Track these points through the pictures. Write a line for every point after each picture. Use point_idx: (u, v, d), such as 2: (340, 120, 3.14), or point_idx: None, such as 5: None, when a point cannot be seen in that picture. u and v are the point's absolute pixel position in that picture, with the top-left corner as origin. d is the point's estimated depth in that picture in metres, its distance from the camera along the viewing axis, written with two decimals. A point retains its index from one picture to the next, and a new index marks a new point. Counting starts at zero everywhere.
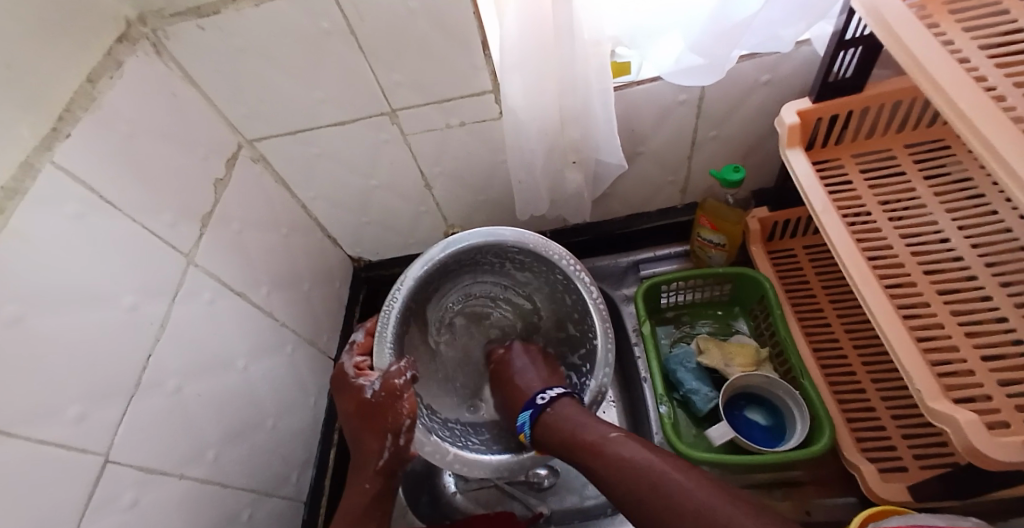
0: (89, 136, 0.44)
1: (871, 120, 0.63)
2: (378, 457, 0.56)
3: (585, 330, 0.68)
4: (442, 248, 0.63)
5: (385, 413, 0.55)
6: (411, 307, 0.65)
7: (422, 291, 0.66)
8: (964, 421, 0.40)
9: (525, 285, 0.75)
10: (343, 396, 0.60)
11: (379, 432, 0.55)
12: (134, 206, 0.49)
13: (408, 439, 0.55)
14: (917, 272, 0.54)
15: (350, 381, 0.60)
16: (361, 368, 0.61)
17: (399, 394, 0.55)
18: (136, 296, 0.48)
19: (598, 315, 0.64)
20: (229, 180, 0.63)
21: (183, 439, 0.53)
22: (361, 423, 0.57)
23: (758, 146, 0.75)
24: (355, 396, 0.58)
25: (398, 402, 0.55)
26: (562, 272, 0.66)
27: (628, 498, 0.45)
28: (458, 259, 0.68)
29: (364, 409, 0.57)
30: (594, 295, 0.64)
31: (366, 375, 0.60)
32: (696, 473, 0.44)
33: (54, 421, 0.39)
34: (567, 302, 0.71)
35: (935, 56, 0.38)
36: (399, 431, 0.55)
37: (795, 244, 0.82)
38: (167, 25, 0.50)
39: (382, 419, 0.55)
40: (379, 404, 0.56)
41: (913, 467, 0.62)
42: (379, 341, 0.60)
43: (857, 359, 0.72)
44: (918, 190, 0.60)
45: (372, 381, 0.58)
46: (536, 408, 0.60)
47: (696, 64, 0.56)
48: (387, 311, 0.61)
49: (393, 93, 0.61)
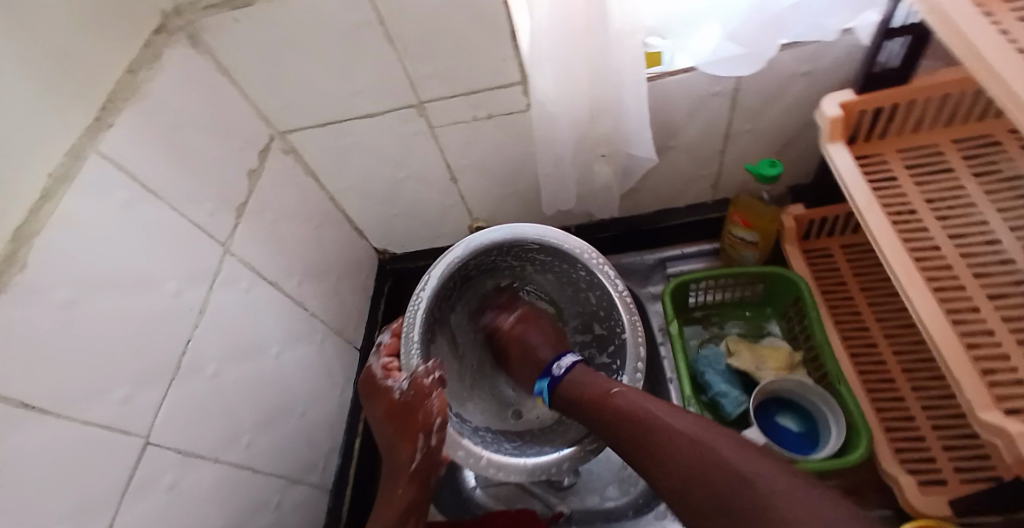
0: (134, 125, 0.45)
1: (918, 113, 0.60)
2: (410, 459, 0.54)
3: (614, 326, 0.68)
4: (462, 249, 0.65)
5: (414, 412, 0.56)
6: (435, 313, 0.68)
7: (444, 297, 0.70)
8: (1016, 433, 0.37)
9: (549, 289, 0.77)
10: (375, 397, 0.61)
11: (412, 433, 0.55)
12: (175, 196, 0.50)
13: (441, 439, 0.54)
14: (965, 274, 0.51)
15: (381, 383, 0.61)
16: (389, 369, 0.62)
17: (428, 392, 0.56)
18: (177, 282, 0.50)
19: (624, 307, 0.63)
20: (261, 172, 0.64)
21: (218, 424, 0.55)
22: (393, 424, 0.57)
23: (796, 140, 0.72)
24: (387, 397, 0.59)
25: (426, 401, 0.56)
26: (585, 267, 0.67)
27: (624, 439, 0.49)
28: (478, 262, 0.70)
29: (395, 410, 0.58)
30: (619, 288, 0.64)
31: (394, 377, 0.61)
32: (697, 420, 0.46)
33: (101, 401, 0.40)
34: (592, 300, 0.71)
35: (993, 43, 0.36)
36: (431, 431, 0.54)
37: (832, 244, 0.79)
38: (204, 18, 0.51)
39: (413, 421, 0.55)
40: (409, 404, 0.56)
41: (953, 481, 0.59)
42: (405, 345, 0.62)
43: (896, 365, 0.68)
44: (967, 188, 0.56)
45: (400, 382, 0.59)
46: (553, 376, 0.61)
47: (734, 54, 0.53)
48: (410, 313, 0.63)
49: (422, 85, 0.60)
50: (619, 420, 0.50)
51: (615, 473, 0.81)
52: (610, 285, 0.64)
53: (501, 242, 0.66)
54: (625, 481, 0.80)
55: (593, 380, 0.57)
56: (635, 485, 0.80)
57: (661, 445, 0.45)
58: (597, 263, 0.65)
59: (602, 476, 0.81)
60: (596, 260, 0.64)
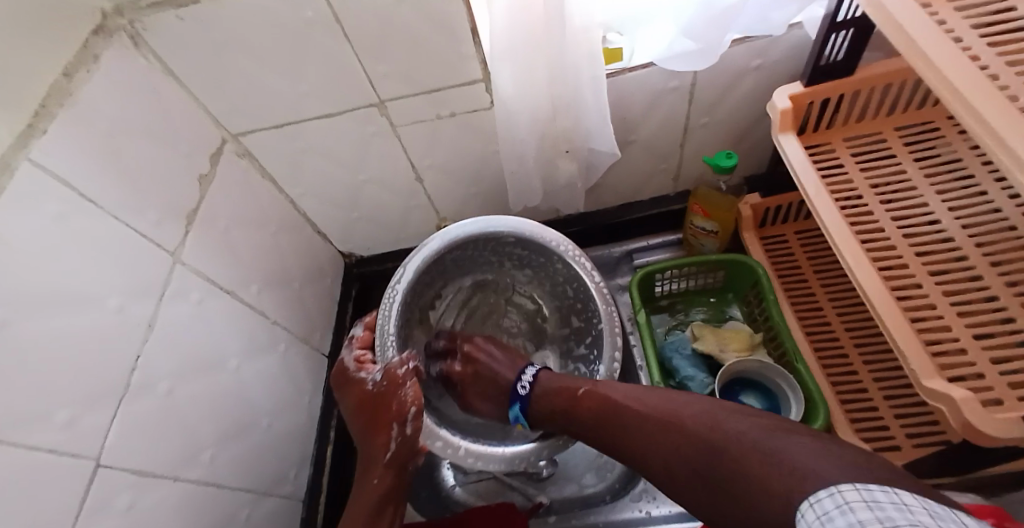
0: (67, 134, 0.42)
1: (862, 102, 0.63)
2: (383, 452, 0.53)
3: (590, 318, 0.69)
4: (438, 240, 0.65)
5: (389, 402, 0.55)
6: (410, 309, 0.68)
7: (418, 291, 0.69)
8: (959, 399, 0.40)
9: (525, 284, 0.77)
10: (347, 387, 0.60)
11: (385, 423, 0.54)
12: (116, 204, 0.47)
13: (416, 427, 0.53)
14: (908, 253, 0.54)
15: (352, 375, 0.60)
16: (363, 361, 0.61)
17: (401, 381, 0.55)
18: (123, 295, 0.47)
19: (600, 298, 0.65)
20: (213, 176, 0.61)
21: (177, 442, 0.52)
22: (365, 418, 0.56)
23: (749, 131, 0.75)
24: (358, 389, 0.58)
25: (399, 390, 0.55)
26: (561, 260, 0.68)
27: (607, 435, 0.49)
28: (455, 256, 0.70)
29: (368, 401, 0.56)
30: (596, 281, 0.65)
31: (367, 369, 0.60)
32: (655, 397, 0.48)
33: (43, 426, 0.38)
34: (569, 292, 0.72)
35: (930, 36, 0.38)
36: (405, 419, 0.53)
37: (786, 230, 0.83)
38: (143, 16, 0.48)
39: (387, 412, 0.54)
40: (382, 394, 0.55)
41: (906, 446, 0.63)
42: (381, 338, 0.61)
43: (849, 342, 0.72)
44: (908, 173, 0.60)
45: (375, 373, 0.58)
46: (522, 400, 0.59)
47: (689, 50, 0.55)
48: (387, 307, 0.62)
49: (381, 84, 0.59)
50: (602, 414, 0.50)
51: (591, 461, 0.83)
52: (586, 275, 0.66)
53: (476, 235, 0.66)
54: (601, 468, 0.82)
55: (562, 383, 0.56)
56: (611, 471, 0.81)
57: (642, 433, 0.45)
58: (571, 252, 0.66)
59: (579, 464, 0.83)
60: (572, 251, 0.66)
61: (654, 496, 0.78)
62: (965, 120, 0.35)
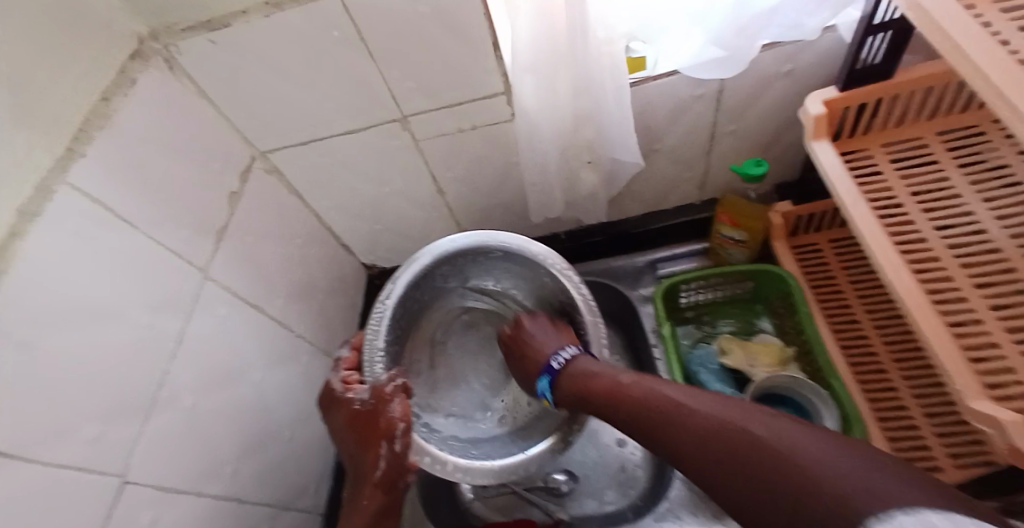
0: (104, 156, 0.43)
1: (902, 106, 0.60)
2: (374, 469, 0.52)
3: (577, 331, 0.68)
4: (428, 256, 0.65)
5: (378, 421, 0.53)
6: (401, 325, 0.68)
7: (408, 309, 0.69)
8: (1013, 424, 0.37)
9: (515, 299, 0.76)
10: (334, 408, 0.58)
11: (374, 441, 0.53)
12: (149, 223, 0.48)
13: (405, 443, 0.53)
14: (952, 266, 0.52)
15: (339, 397, 0.57)
16: (350, 383, 0.59)
17: (389, 398, 0.54)
18: (151, 312, 0.48)
19: (585, 309, 0.65)
20: (243, 193, 0.62)
21: (200, 455, 0.53)
22: (354, 435, 0.55)
23: (778, 139, 0.73)
24: (346, 409, 0.56)
25: (387, 408, 0.54)
26: (548, 275, 0.67)
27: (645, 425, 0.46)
28: (445, 271, 0.70)
29: (356, 419, 0.55)
30: (582, 292, 0.65)
31: (355, 389, 0.58)
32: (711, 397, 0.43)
33: (70, 442, 0.39)
34: (556, 308, 0.71)
35: (972, 37, 0.36)
36: (394, 436, 0.53)
37: (819, 238, 0.80)
38: (179, 40, 0.50)
39: (375, 429, 0.53)
40: (371, 412, 0.54)
41: (948, 467, 0.59)
42: (370, 356, 0.61)
43: (888, 355, 0.69)
44: (951, 180, 0.57)
45: (362, 391, 0.57)
46: (552, 374, 0.62)
47: (716, 57, 0.54)
48: (377, 322, 0.63)
49: (405, 100, 0.60)
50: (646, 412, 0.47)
51: (613, 477, 0.81)
52: (573, 290, 0.65)
53: (466, 249, 0.66)
54: (624, 484, 0.80)
55: (596, 371, 0.57)
56: (634, 487, 0.79)
57: (680, 434, 0.41)
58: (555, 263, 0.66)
59: (599, 480, 0.81)
60: (557, 265, 0.65)
61: (680, 515, 0.73)
62: (1011, 124, 0.33)
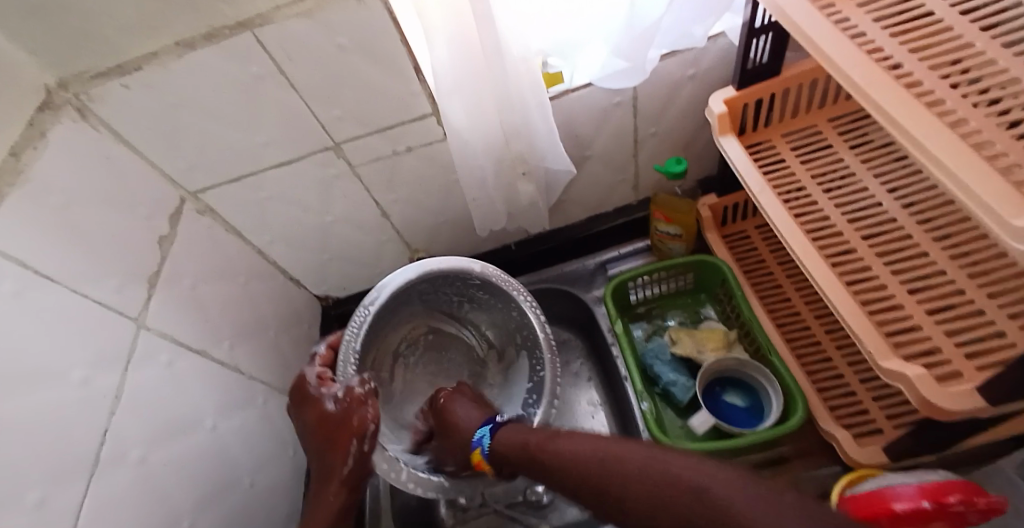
0: (18, 211, 0.42)
1: (794, 99, 0.66)
2: (343, 465, 0.54)
3: (534, 364, 0.69)
4: (404, 274, 0.65)
5: (349, 420, 0.56)
6: (371, 340, 0.68)
7: (379, 326, 0.68)
8: (914, 376, 0.41)
9: (479, 324, 0.77)
10: (306, 406, 0.60)
11: (343, 442, 0.55)
12: (73, 275, 0.47)
13: (373, 444, 0.55)
14: (855, 238, 0.57)
15: (313, 392, 0.60)
16: (324, 379, 0.62)
17: (363, 400, 0.56)
18: (86, 366, 0.46)
19: (546, 345, 0.66)
20: (175, 236, 0.61)
21: (153, 513, 0.51)
22: (322, 434, 0.57)
23: (697, 137, 0.78)
24: (316, 407, 0.58)
25: (362, 409, 0.56)
26: (517, 308, 0.69)
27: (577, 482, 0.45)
28: (422, 289, 0.70)
29: (325, 421, 0.57)
30: (547, 331, 0.67)
31: (327, 385, 0.60)
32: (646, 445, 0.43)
33: (18, 506, 0.37)
34: (517, 338, 0.72)
35: (828, 35, 0.41)
36: (365, 437, 0.55)
37: (747, 226, 0.85)
38: (91, 88, 0.49)
39: (346, 428, 0.55)
40: (342, 414, 0.56)
41: (887, 427, 0.64)
42: (344, 356, 0.62)
43: (820, 328, 0.74)
44: (846, 160, 0.63)
45: (336, 390, 0.59)
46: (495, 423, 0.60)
47: (621, 67, 0.58)
48: (352, 331, 0.63)
49: (335, 127, 0.61)
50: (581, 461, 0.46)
51: None
52: (539, 327, 0.67)
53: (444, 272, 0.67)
54: None
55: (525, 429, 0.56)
56: None
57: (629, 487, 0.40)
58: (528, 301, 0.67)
59: None
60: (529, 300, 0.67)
61: None
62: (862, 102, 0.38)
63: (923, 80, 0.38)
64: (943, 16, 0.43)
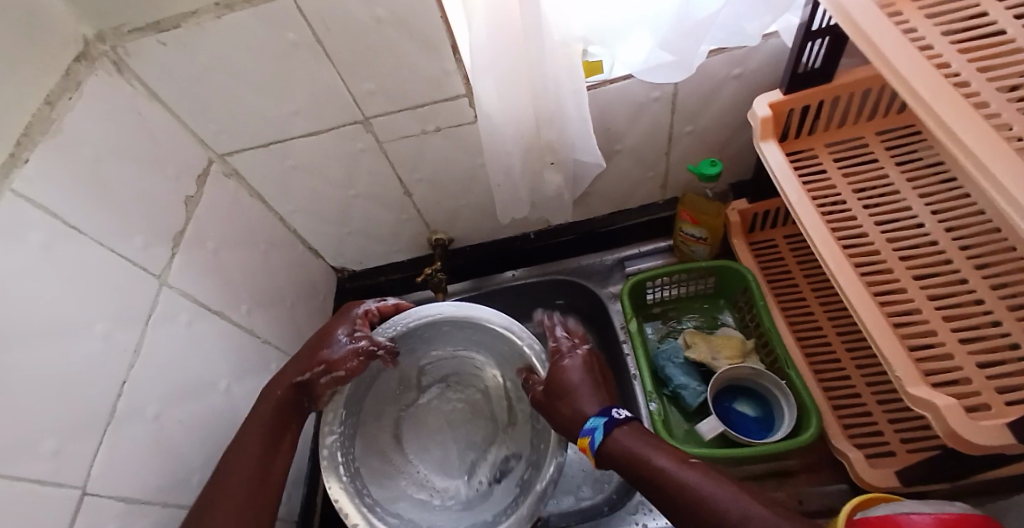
0: (50, 162, 0.42)
1: (842, 107, 0.64)
2: (299, 374, 0.59)
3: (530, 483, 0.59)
4: (494, 314, 0.64)
5: (332, 346, 0.60)
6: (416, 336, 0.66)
7: (437, 335, 0.68)
8: (945, 406, 0.39)
9: (516, 410, 0.70)
10: (336, 320, 0.63)
11: (314, 361, 0.59)
12: (100, 230, 0.47)
13: (327, 381, 0.59)
14: (893, 259, 0.54)
15: (348, 319, 0.63)
16: (365, 319, 0.64)
17: (360, 349, 0.60)
18: (108, 319, 0.47)
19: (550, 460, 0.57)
20: (200, 198, 0.61)
21: (164, 466, 0.52)
22: (308, 348, 0.61)
23: (734, 140, 0.76)
24: (329, 331, 0.62)
25: (353, 358, 0.59)
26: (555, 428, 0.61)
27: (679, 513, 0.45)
28: (495, 341, 0.68)
29: (323, 340, 0.61)
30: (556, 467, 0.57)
31: (361, 328, 0.62)
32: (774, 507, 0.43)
33: (30, 454, 0.38)
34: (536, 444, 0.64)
35: (895, 43, 0.39)
36: (329, 369, 0.59)
37: (775, 234, 0.83)
38: (127, 42, 0.49)
39: (325, 354, 0.59)
40: (332, 343, 0.60)
41: (900, 451, 0.62)
42: (393, 323, 0.64)
43: (841, 346, 0.72)
44: (890, 177, 0.60)
45: (356, 328, 0.62)
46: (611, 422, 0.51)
47: (665, 61, 0.56)
48: (429, 310, 0.65)
49: (366, 102, 0.60)
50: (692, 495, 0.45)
51: (588, 473, 0.82)
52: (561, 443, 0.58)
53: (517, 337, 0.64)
54: (598, 481, 0.81)
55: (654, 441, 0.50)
56: (609, 483, 0.80)
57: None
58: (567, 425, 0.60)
59: (577, 477, 0.82)
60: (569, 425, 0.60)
61: (651, 508, 0.74)
62: (922, 118, 0.36)
63: (988, 101, 0.36)
64: (1016, 35, 0.39)
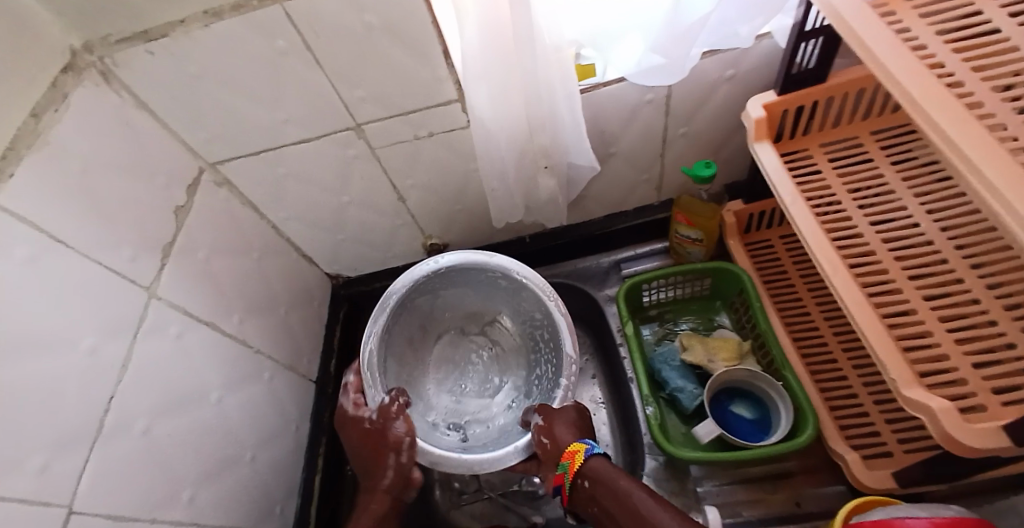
0: (35, 176, 0.42)
1: (836, 107, 0.64)
2: (383, 476, 0.57)
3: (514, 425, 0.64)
4: (542, 288, 0.66)
5: (386, 434, 0.58)
6: (472, 275, 0.71)
7: (482, 279, 0.72)
8: (939, 408, 0.39)
9: (532, 370, 0.74)
10: (346, 429, 0.61)
11: (382, 451, 0.58)
12: (87, 244, 0.46)
13: (410, 454, 0.57)
14: (888, 258, 0.54)
15: (350, 416, 0.61)
16: (358, 404, 0.61)
17: (394, 416, 0.58)
18: (98, 333, 0.46)
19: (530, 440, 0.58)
20: (190, 208, 0.61)
21: (155, 481, 0.51)
22: (365, 451, 0.59)
23: (728, 141, 0.75)
24: (355, 426, 0.60)
25: (393, 423, 0.58)
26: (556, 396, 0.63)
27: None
28: (536, 312, 0.70)
29: (365, 436, 0.59)
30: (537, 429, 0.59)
31: (363, 408, 0.61)
32: None
33: (16, 473, 0.37)
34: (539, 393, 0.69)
35: (886, 44, 0.39)
36: (400, 449, 0.57)
37: (771, 235, 0.83)
38: (114, 52, 0.48)
39: (382, 440, 0.58)
40: (380, 429, 0.58)
41: (898, 452, 0.62)
42: (371, 381, 0.61)
43: (837, 346, 0.72)
44: (886, 176, 0.60)
45: (371, 408, 0.60)
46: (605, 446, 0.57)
47: (657, 64, 0.56)
48: (483, 257, 0.67)
49: (358, 108, 0.59)
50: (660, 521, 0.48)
51: None
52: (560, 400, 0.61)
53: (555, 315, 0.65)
54: None
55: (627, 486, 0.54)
56: None
57: None
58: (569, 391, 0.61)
59: None
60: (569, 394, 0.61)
61: None
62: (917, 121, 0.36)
63: (982, 100, 0.36)
64: (1010, 34, 0.39)
